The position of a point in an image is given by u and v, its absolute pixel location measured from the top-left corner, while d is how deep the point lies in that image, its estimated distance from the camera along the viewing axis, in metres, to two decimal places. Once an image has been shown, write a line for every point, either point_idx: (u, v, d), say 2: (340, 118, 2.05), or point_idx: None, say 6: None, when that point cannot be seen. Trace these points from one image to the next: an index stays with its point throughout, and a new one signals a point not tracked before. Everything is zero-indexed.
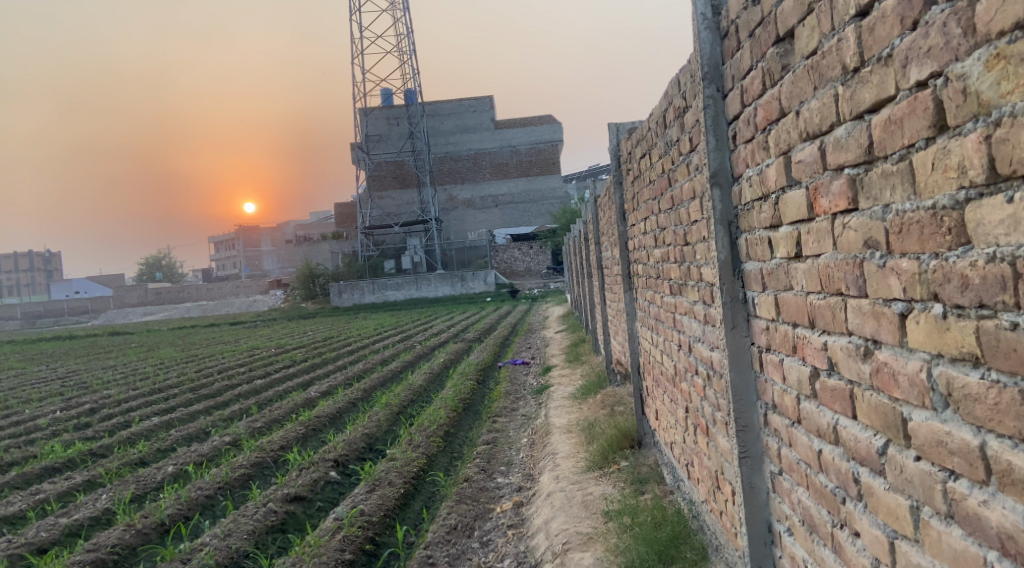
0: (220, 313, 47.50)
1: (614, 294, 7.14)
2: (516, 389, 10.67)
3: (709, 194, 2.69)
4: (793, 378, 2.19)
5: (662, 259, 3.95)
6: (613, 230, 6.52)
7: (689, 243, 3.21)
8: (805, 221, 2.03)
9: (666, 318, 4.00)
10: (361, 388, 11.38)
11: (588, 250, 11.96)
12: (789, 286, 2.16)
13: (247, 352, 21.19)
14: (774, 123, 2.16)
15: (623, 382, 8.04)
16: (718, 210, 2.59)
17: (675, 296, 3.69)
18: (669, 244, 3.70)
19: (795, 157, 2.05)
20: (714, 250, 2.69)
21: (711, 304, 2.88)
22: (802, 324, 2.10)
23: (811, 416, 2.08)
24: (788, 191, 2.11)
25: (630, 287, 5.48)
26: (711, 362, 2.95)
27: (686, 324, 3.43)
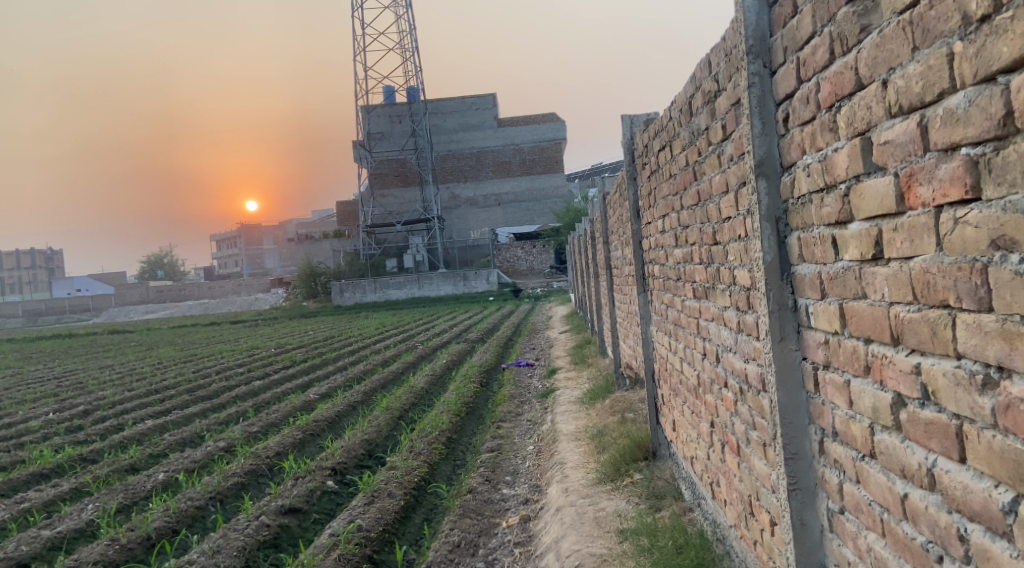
0: (221, 312, 47.19)
1: (625, 296, 6.83)
2: (520, 392, 10.35)
3: (750, 187, 2.41)
4: (865, 404, 1.89)
5: (684, 260, 3.64)
6: (625, 229, 6.20)
7: (719, 242, 2.91)
8: (892, 217, 1.71)
9: (688, 323, 3.70)
10: (361, 390, 11.05)
11: (594, 249, 11.64)
12: (864, 295, 1.86)
13: (247, 351, 20.88)
14: (851, 97, 1.84)
15: (633, 387, 7.72)
16: (763, 205, 2.31)
17: (699, 300, 3.38)
18: (693, 244, 3.40)
19: (880, 137, 1.73)
20: (754, 251, 2.41)
21: (748, 311, 2.58)
22: (882, 341, 1.80)
23: (893, 452, 1.78)
24: (868, 179, 1.79)
25: (644, 288, 5.17)
26: (746, 376, 2.67)
27: (714, 331, 3.13)
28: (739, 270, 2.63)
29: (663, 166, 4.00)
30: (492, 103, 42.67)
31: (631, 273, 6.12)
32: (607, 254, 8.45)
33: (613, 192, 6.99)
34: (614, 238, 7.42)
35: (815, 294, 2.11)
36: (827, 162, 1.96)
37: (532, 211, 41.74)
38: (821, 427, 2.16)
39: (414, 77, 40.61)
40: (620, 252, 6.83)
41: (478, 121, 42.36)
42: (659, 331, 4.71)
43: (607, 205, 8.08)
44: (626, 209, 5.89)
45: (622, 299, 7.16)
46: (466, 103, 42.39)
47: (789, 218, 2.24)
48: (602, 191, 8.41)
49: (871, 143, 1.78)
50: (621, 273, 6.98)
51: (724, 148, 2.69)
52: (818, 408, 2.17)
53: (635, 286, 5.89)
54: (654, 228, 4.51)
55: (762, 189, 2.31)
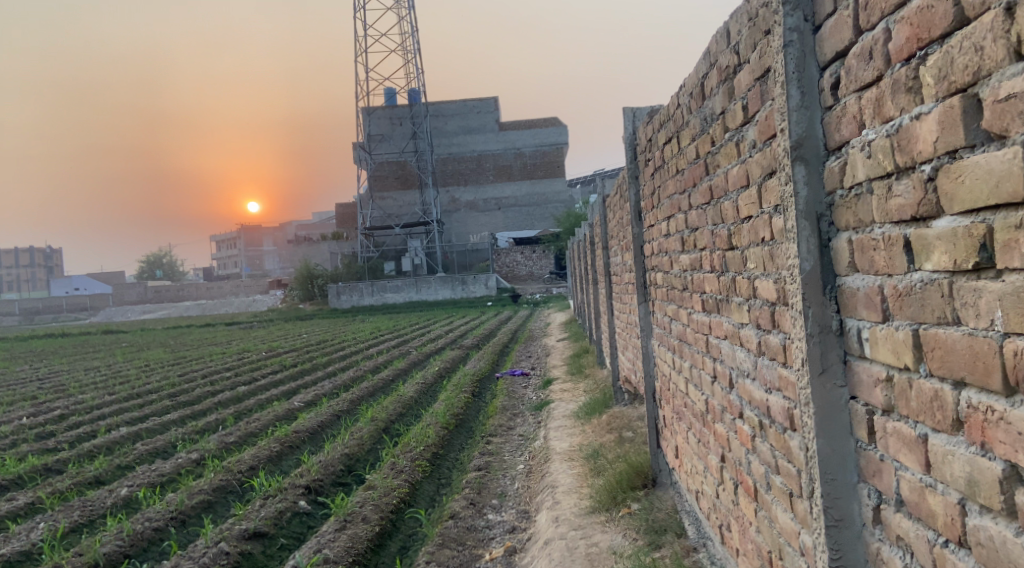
0: (217, 313, 46.69)
1: (624, 306, 6.38)
2: (513, 404, 9.88)
3: (780, 176, 1.97)
4: (956, 470, 1.43)
5: (691, 267, 3.20)
6: (625, 234, 5.74)
7: (735, 246, 2.47)
8: (1017, 207, 1.26)
9: (695, 341, 3.25)
10: (347, 400, 10.56)
11: (594, 256, 11.20)
12: (959, 323, 1.41)
13: (238, 355, 20.41)
14: (947, 38, 1.39)
15: (632, 404, 7.26)
16: (802, 199, 1.87)
17: (709, 314, 2.94)
18: (702, 249, 2.96)
19: (999, 89, 1.28)
20: (786, 257, 1.97)
21: (772, 331, 2.15)
22: (986, 388, 1.35)
23: (999, 544, 1.33)
24: (976, 153, 1.34)
25: (645, 298, 4.72)
26: (769, 410, 2.23)
27: (726, 352, 2.68)
28: (762, 279, 2.18)
29: (668, 161, 3.56)
30: (494, 107, 42.27)
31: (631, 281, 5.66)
32: (606, 261, 8.00)
33: (613, 194, 6.54)
34: (614, 244, 6.97)
35: (875, 316, 1.67)
36: (903, 135, 1.52)
37: (533, 216, 41.31)
38: (877, 490, 1.72)
39: (415, 79, 40.23)
40: (619, 259, 6.37)
41: (479, 125, 41.96)
42: (662, 347, 4.26)
43: (607, 210, 7.62)
44: (627, 211, 5.44)
45: (622, 309, 6.70)
46: (467, 106, 41.98)
47: (837, 214, 1.81)
48: (602, 195, 7.96)
49: (979, 102, 1.33)
50: (621, 282, 6.53)
51: (744, 132, 2.26)
52: (874, 466, 1.73)
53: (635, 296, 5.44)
54: (657, 232, 4.06)
55: (800, 178, 1.87)
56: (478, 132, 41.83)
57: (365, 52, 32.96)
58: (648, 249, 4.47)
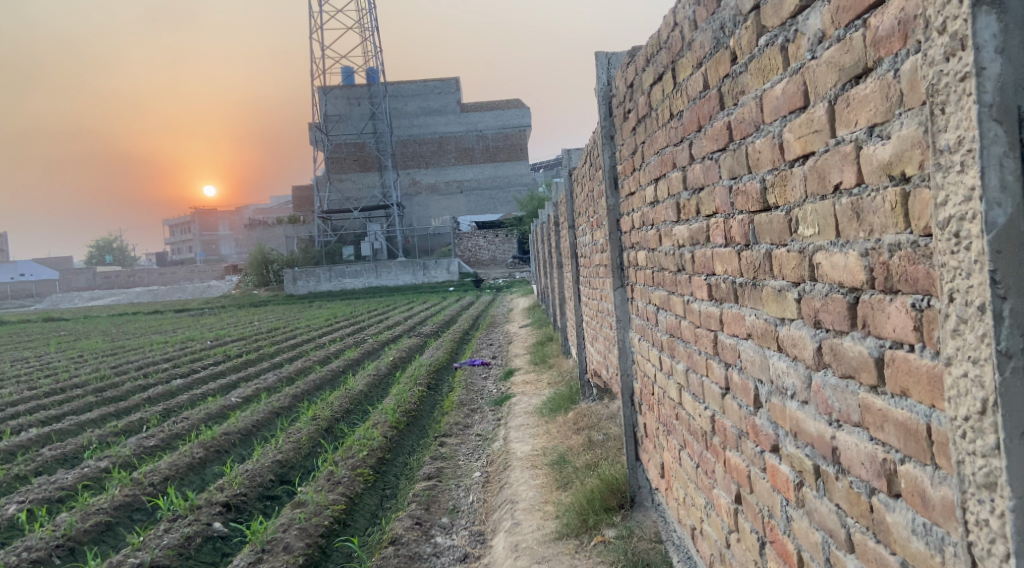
0: (169, 299, 45.00)
1: (595, 291, 5.58)
2: (471, 398, 9.07)
3: (935, 49, 1.21)
4: None
5: (690, 241, 2.42)
6: (597, 208, 4.93)
7: (782, 204, 1.69)
8: None
9: (695, 337, 2.45)
10: (289, 395, 9.64)
11: (557, 233, 10.42)
12: None
13: (182, 344, 19.27)
14: None
15: (602, 402, 6.47)
16: (996, 80, 1.12)
17: (720, 304, 2.14)
18: (709, 217, 2.18)
19: None
20: (946, 191, 1.21)
21: (871, 337, 1.43)
22: None
23: None
24: None
25: (622, 282, 3.92)
26: (849, 457, 1.52)
27: (751, 357, 1.92)
28: (844, 253, 1.48)
29: (655, 110, 2.79)
30: (455, 87, 41.13)
31: (604, 260, 4.87)
32: (573, 241, 7.19)
33: (581, 164, 5.74)
34: (582, 221, 6.16)
35: None
36: None
37: (495, 199, 40.44)
38: None
39: (373, 58, 38.93)
40: (589, 237, 5.57)
41: (439, 105, 40.80)
42: (644, 342, 3.45)
43: (575, 184, 6.80)
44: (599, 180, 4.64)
45: (591, 295, 5.90)
46: (427, 86, 40.76)
47: None
48: (567, 168, 7.13)
49: None
50: (590, 262, 5.73)
51: (797, 27, 1.59)
52: None
53: (609, 280, 4.65)
54: (640, 201, 3.27)
55: (989, 40, 1.12)
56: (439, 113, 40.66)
57: (321, 29, 31.81)
58: (627, 224, 3.67)
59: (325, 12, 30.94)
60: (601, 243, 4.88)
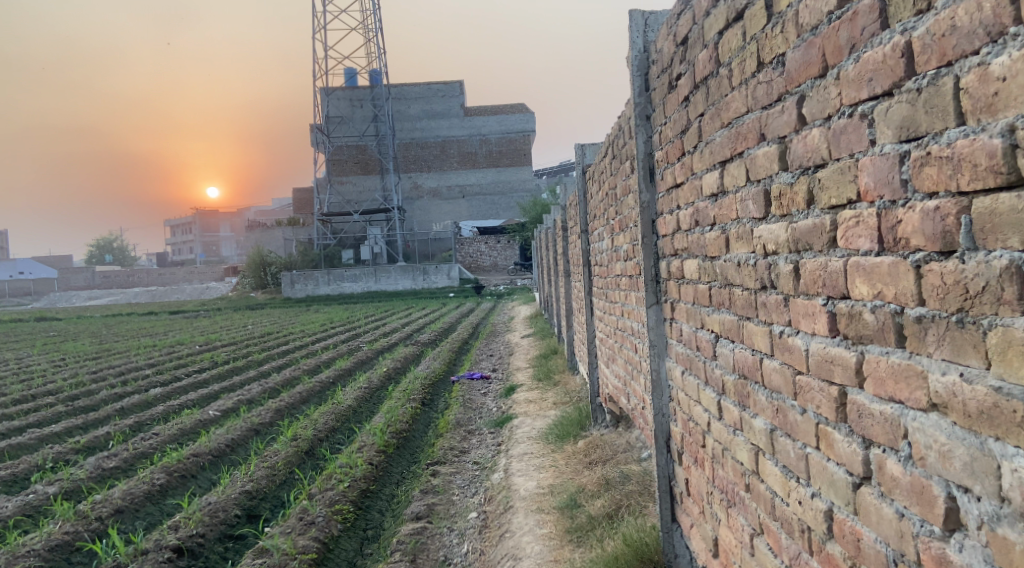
0: (166, 300, 44.22)
1: (614, 308, 4.81)
2: (468, 418, 8.28)
3: None
4: None
5: (803, 245, 1.72)
6: (620, 209, 4.18)
7: None
8: None
9: (803, 389, 1.72)
10: (270, 410, 8.85)
11: (565, 239, 9.62)
12: None
13: (169, 348, 18.48)
14: None
15: (617, 431, 5.69)
16: None
17: (862, 347, 1.54)
18: (862, 205, 1.52)
19: None
20: None
21: None
22: None
23: None
24: None
25: (658, 298, 3.14)
26: None
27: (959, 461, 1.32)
28: None
29: (730, 66, 2.06)
30: (459, 91, 40.39)
31: (628, 271, 4.11)
32: (585, 249, 6.40)
33: (600, 161, 4.99)
34: (599, 226, 5.40)
35: None
36: None
37: (498, 205, 39.70)
38: None
39: (376, 59, 38.23)
40: (609, 241, 4.81)
41: (443, 109, 40.06)
42: (691, 377, 2.66)
43: (589, 184, 6.04)
44: (625, 175, 3.89)
45: (609, 309, 5.13)
46: (431, 89, 40.06)
47: None
48: (580, 167, 6.36)
49: None
50: (609, 272, 4.97)
51: None
52: None
53: (635, 294, 3.89)
54: (692, 195, 2.51)
55: None
56: (443, 116, 39.96)
57: (324, 29, 31.19)
58: (668, 224, 2.89)
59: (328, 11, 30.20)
60: (625, 249, 4.13)
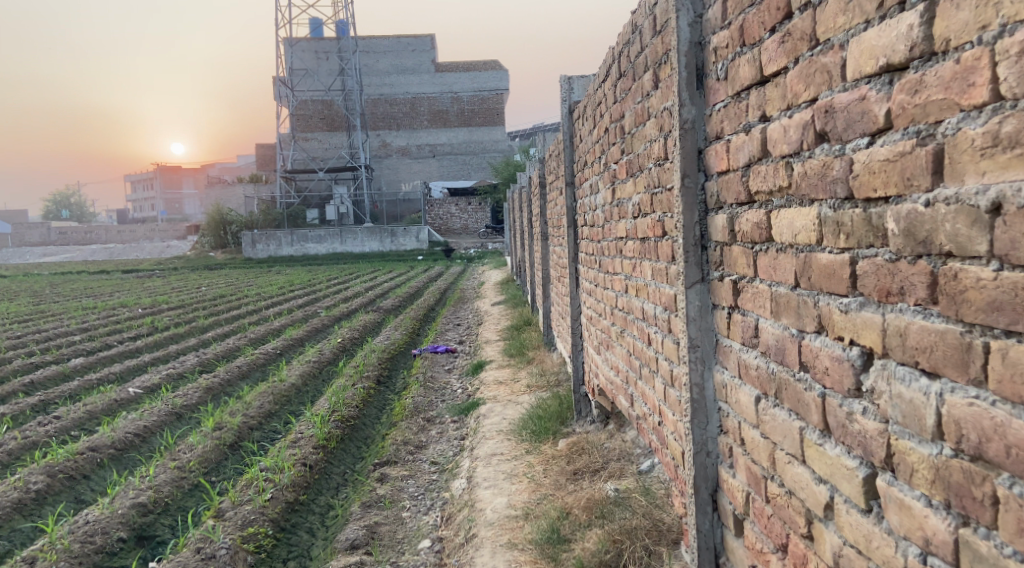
0: (123, 258, 42.22)
1: (614, 280, 3.69)
2: (429, 401, 7.16)
3: None
4: None
5: None
6: (628, 146, 3.05)
7: None
8: None
9: None
10: (200, 390, 7.64)
11: (543, 197, 8.43)
12: None
13: (109, 311, 17.05)
14: None
15: (607, 433, 4.60)
16: None
17: None
18: None
19: None
20: None
21: None
22: None
23: None
24: None
25: (705, 274, 2.02)
26: None
27: None
28: None
29: None
30: (431, 45, 38.58)
31: (637, 233, 2.99)
32: (569, 206, 5.25)
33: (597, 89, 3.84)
34: (591, 174, 4.26)
35: None
36: None
37: (469, 165, 38.24)
38: None
39: (342, 9, 36.25)
40: (607, 193, 3.68)
41: (413, 64, 38.27)
42: (779, 413, 1.64)
43: (577, 125, 4.88)
44: (642, 94, 2.75)
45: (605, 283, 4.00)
46: (401, 43, 38.29)
47: None
48: (567, 105, 5.18)
49: None
50: (606, 234, 3.84)
51: None
52: None
53: (651, 261, 2.77)
54: None
55: None
56: (413, 71, 38.22)
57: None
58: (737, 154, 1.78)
59: None
60: (634, 201, 3.00)
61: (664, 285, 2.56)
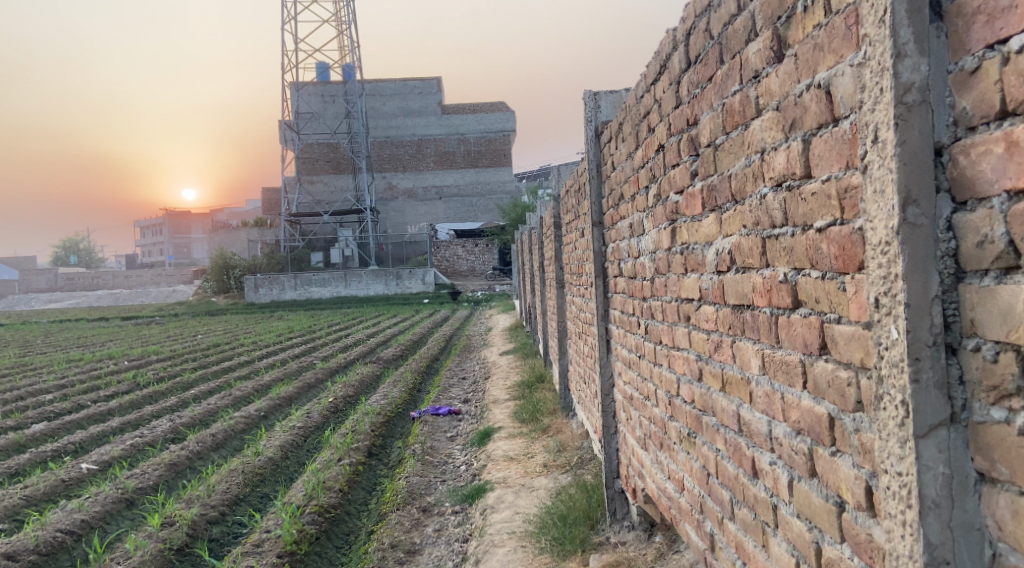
0: (125, 304, 41.31)
1: (673, 355, 2.62)
2: (427, 482, 6.03)
3: None
4: None
5: None
6: (704, 165, 2.04)
7: None
8: None
9: None
10: (160, 470, 6.54)
11: (557, 239, 7.39)
12: None
13: (93, 364, 16.01)
14: None
15: (654, 551, 3.45)
16: None
17: None
18: None
19: None
20: None
21: None
22: None
23: None
24: None
25: (956, 416, 1.21)
26: None
27: None
28: None
29: None
30: (436, 87, 38.12)
31: (723, 295, 1.98)
32: (597, 250, 4.21)
33: (642, 95, 2.87)
34: (632, 209, 3.24)
35: None
36: None
37: (475, 207, 37.44)
38: None
39: (349, 53, 35.91)
40: (661, 235, 2.67)
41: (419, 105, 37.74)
42: None
43: (608, 152, 3.88)
44: (736, 81, 1.75)
45: (655, 358, 2.93)
46: (407, 86, 37.89)
47: None
48: (593, 128, 4.18)
49: None
50: (658, 290, 2.79)
51: None
52: None
53: (758, 342, 1.73)
54: None
55: None
56: (419, 114, 37.72)
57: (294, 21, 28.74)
58: None
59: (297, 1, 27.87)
60: (716, 245, 1.98)
61: (791, 387, 1.58)
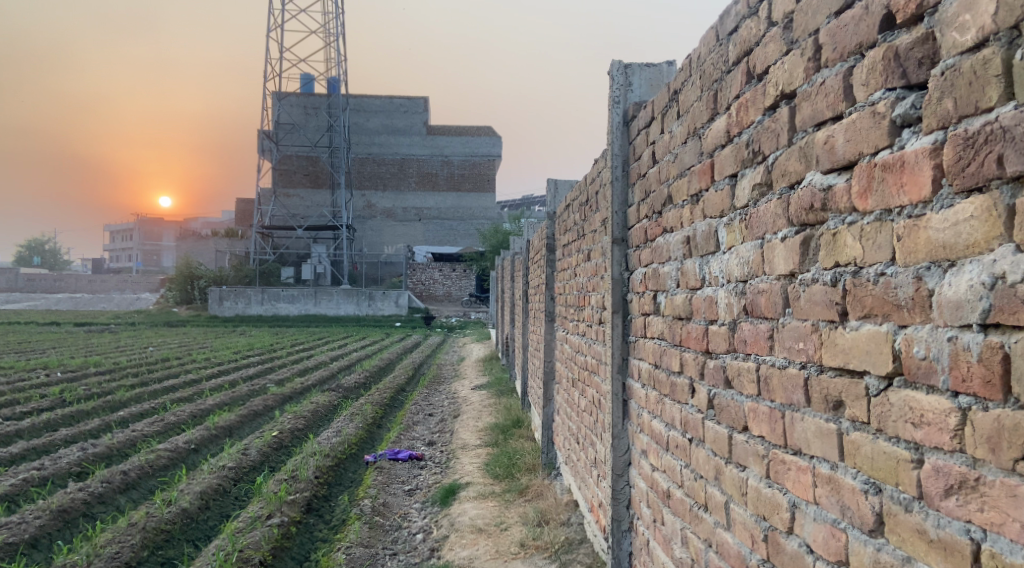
0: (85, 309, 39.42)
1: (783, 465, 1.52)
2: (370, 557, 4.82)
3: None
4: None
5: None
6: (955, 96, 1.13)
7: None
8: None
9: None
10: (41, 519, 5.34)
11: (550, 268, 6.23)
12: None
13: (24, 372, 14.58)
14: None
15: None
16: None
17: None
18: None
19: None
20: None
21: None
22: None
23: None
24: None
25: None
26: None
27: None
28: None
29: None
30: (423, 107, 37.03)
31: (1004, 382, 1.04)
32: (616, 277, 3.11)
33: (733, 28, 1.80)
34: (694, 213, 2.14)
35: None
36: None
37: (455, 231, 36.32)
38: None
39: (335, 66, 34.85)
40: (768, 252, 1.58)
41: (404, 124, 36.70)
42: None
43: (645, 144, 2.80)
44: None
45: (729, 456, 1.82)
46: (393, 103, 36.85)
47: None
48: (621, 111, 3.10)
49: None
50: (751, 350, 1.69)
51: None
52: None
53: None
54: None
55: None
56: (404, 133, 36.67)
57: (279, 28, 27.58)
58: None
59: (285, 10, 26.74)
60: (996, 264, 1.05)
61: None
